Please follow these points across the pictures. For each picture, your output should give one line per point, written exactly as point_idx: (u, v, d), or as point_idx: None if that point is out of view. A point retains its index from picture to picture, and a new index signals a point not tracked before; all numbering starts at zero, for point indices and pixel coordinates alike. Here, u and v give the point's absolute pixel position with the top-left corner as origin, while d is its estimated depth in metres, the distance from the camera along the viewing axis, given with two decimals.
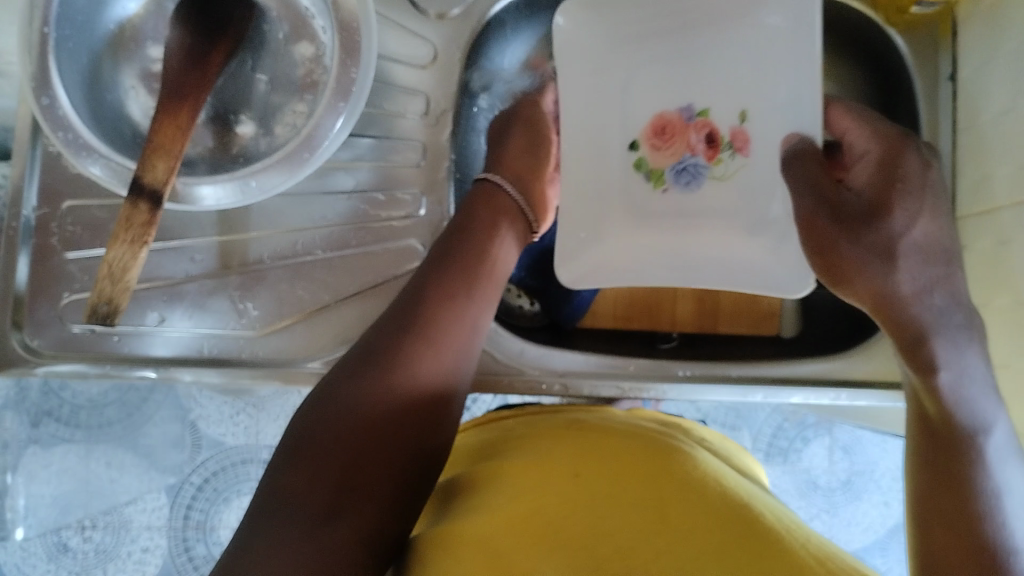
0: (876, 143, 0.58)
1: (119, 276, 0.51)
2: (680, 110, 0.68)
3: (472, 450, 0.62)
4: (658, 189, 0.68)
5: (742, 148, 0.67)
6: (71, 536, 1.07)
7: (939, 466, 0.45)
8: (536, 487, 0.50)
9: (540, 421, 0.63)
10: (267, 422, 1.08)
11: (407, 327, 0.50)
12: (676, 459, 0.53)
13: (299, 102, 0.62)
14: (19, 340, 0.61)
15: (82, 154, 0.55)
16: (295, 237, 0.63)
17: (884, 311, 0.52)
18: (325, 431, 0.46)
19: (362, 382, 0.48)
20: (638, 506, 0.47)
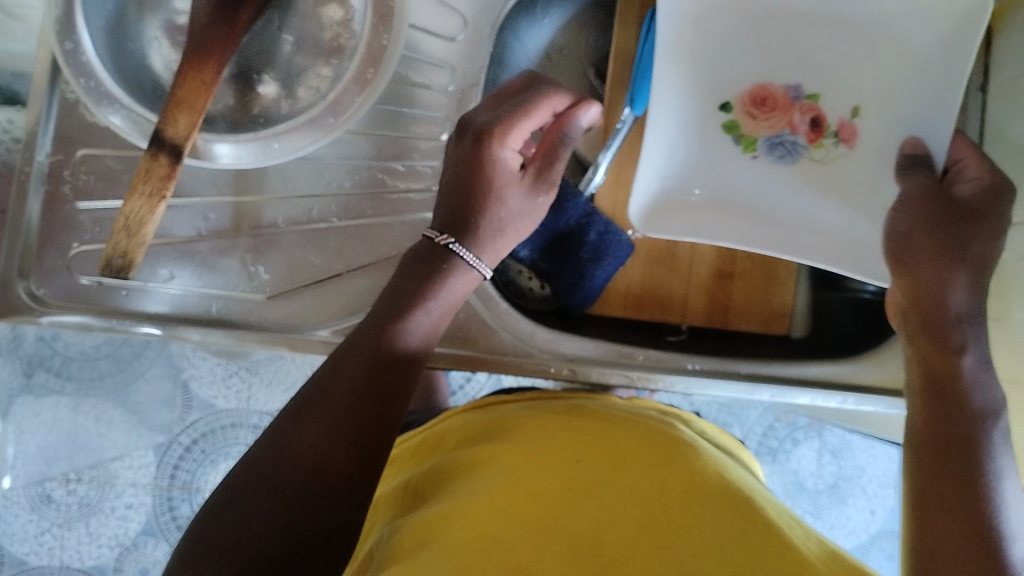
0: (987, 174, 0.53)
1: (135, 230, 0.51)
2: (786, 87, 0.64)
3: (466, 430, 0.61)
4: (748, 154, 0.64)
5: (847, 141, 0.63)
6: (56, 488, 1.06)
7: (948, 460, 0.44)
8: (537, 472, 0.50)
9: (540, 404, 0.62)
10: (259, 387, 1.08)
11: (334, 401, 0.46)
12: (680, 450, 0.53)
13: (324, 66, 0.61)
14: (25, 288, 0.60)
15: (103, 103, 0.54)
16: (311, 203, 0.62)
17: (924, 312, 0.49)
18: (244, 513, 0.42)
19: (284, 457, 0.44)
20: (643, 495, 0.47)
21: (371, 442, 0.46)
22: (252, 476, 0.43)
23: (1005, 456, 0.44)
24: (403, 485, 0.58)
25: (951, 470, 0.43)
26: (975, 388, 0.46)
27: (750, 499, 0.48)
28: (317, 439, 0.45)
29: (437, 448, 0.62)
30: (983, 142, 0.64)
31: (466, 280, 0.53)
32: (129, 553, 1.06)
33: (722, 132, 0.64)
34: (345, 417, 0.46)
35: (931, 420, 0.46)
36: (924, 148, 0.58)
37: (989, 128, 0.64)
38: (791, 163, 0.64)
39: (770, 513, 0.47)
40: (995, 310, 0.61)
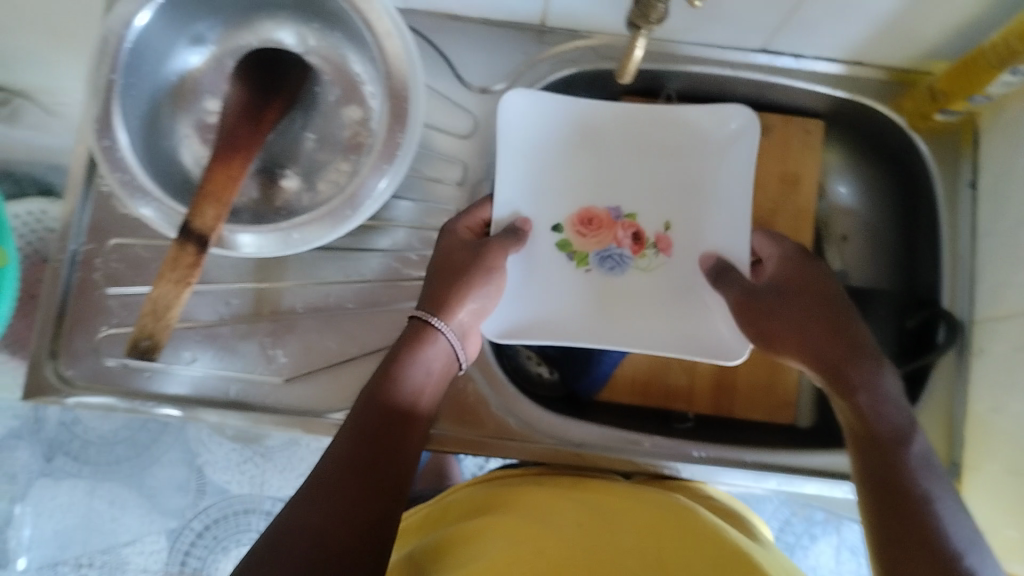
0: (778, 250, 0.62)
1: (162, 315, 0.53)
2: (609, 209, 0.68)
3: (471, 501, 0.63)
4: (581, 269, 0.67)
5: (664, 249, 0.67)
6: (68, 572, 1.06)
7: (896, 512, 0.47)
8: (539, 536, 0.52)
9: (541, 480, 0.63)
10: (273, 472, 1.09)
11: (339, 477, 0.50)
12: (678, 517, 0.55)
13: (343, 161, 0.65)
14: (53, 369, 0.63)
15: (136, 195, 0.58)
16: (328, 289, 0.65)
17: (825, 370, 0.54)
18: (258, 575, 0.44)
19: (297, 525, 0.47)
20: (638, 564, 0.49)
21: (370, 511, 0.49)
22: (264, 561, 0.45)
23: (931, 483, 0.49)
24: (404, 558, 0.59)
25: (887, 514, 0.47)
26: (876, 419, 0.52)
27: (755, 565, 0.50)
28: (323, 519, 0.47)
29: (441, 523, 0.62)
30: (976, 237, 0.67)
31: (438, 348, 0.58)
32: None
33: (556, 251, 0.67)
34: (344, 492, 0.49)
35: (868, 470, 0.50)
36: (716, 258, 0.64)
37: (981, 224, 0.66)
38: (620, 274, 0.67)
39: None
40: (993, 400, 0.63)
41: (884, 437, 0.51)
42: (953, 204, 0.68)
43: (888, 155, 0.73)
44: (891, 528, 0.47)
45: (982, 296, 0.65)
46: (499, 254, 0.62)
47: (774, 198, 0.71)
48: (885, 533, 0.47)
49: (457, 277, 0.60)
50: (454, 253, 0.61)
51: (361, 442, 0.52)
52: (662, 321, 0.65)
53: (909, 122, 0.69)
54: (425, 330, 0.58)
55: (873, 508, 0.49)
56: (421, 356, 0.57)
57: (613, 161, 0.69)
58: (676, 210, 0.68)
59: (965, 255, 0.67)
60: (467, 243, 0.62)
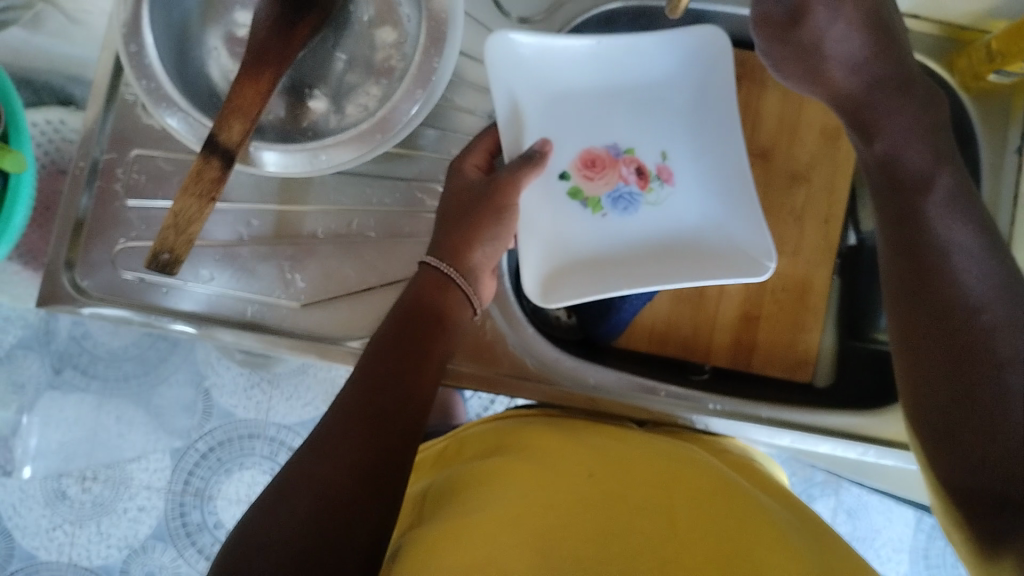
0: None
1: (182, 228, 0.51)
2: (607, 146, 0.68)
3: (482, 441, 0.63)
4: (597, 215, 0.66)
5: (669, 180, 0.67)
6: (72, 485, 1.07)
7: (943, 366, 0.42)
8: (552, 487, 0.53)
9: (563, 420, 0.64)
10: (280, 400, 1.09)
11: (353, 416, 0.48)
12: (689, 475, 0.54)
13: (373, 85, 0.63)
14: (69, 279, 0.62)
15: (161, 104, 0.56)
16: (350, 217, 0.64)
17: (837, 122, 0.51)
18: (276, 524, 0.43)
19: (312, 470, 0.45)
20: (649, 511, 0.50)
21: (386, 451, 0.47)
22: (273, 511, 0.43)
23: (951, 233, 0.46)
24: (417, 494, 0.59)
25: (923, 311, 0.45)
26: (897, 168, 0.49)
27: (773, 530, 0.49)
28: (337, 466, 0.45)
29: (453, 458, 0.63)
30: (1016, 205, 0.65)
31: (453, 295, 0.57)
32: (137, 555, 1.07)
33: (569, 200, 0.67)
34: (359, 433, 0.47)
35: (914, 312, 0.45)
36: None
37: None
38: (635, 213, 0.67)
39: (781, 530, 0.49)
40: None
41: (927, 266, 0.45)
42: (997, 170, 0.66)
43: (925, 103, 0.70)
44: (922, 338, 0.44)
45: (1017, 268, 0.64)
46: (510, 189, 0.60)
47: (812, 153, 0.69)
48: (917, 340, 0.44)
49: (468, 218, 0.59)
50: (462, 194, 0.60)
51: (375, 383, 0.50)
52: (686, 261, 0.65)
53: (960, 82, 0.67)
54: (438, 279, 0.57)
55: (910, 366, 0.45)
56: (432, 303, 0.56)
57: (636, 106, 0.68)
58: (685, 150, 0.67)
59: (1004, 224, 0.65)
60: (474, 185, 0.60)
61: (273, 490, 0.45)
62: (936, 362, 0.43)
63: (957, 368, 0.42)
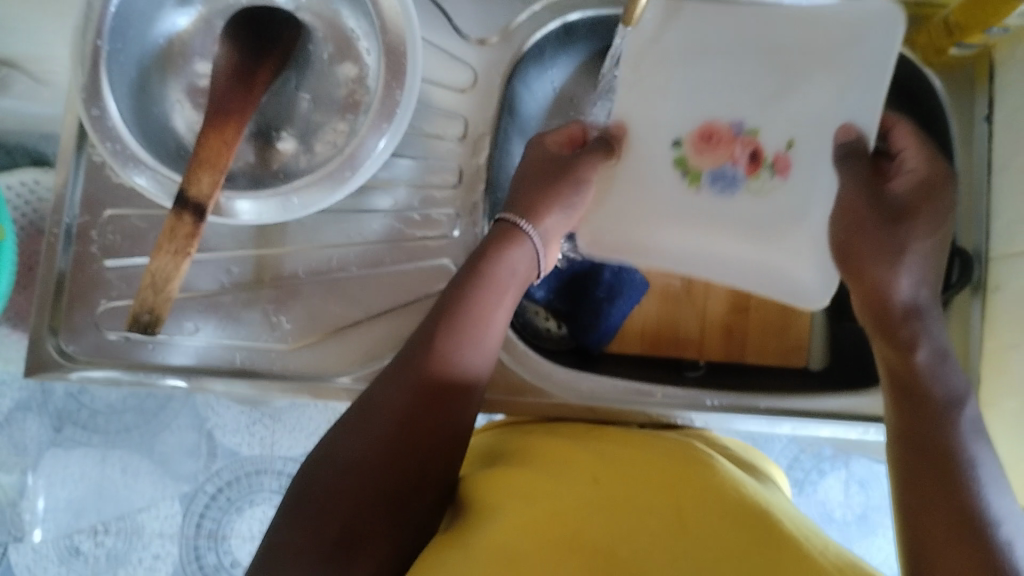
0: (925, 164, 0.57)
1: (161, 286, 0.51)
2: (730, 121, 0.63)
3: (485, 451, 0.63)
4: (691, 188, 0.63)
5: (783, 171, 0.63)
6: (83, 540, 1.07)
7: (937, 465, 0.47)
8: (563, 490, 0.52)
9: (570, 425, 0.64)
10: (282, 433, 1.09)
11: (433, 352, 0.51)
12: (692, 471, 0.54)
13: (340, 121, 0.63)
14: (55, 345, 0.61)
15: (129, 164, 0.56)
16: (330, 253, 0.63)
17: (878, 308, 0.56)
18: (350, 448, 0.48)
19: (389, 396, 0.50)
20: (657, 511, 0.50)
21: (439, 426, 0.50)
22: (356, 431, 0.48)
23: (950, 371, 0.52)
24: None
25: (919, 420, 0.50)
26: (934, 378, 0.51)
27: (769, 515, 0.49)
28: (404, 404, 0.49)
29: (454, 474, 0.63)
30: (990, 173, 0.65)
31: (521, 256, 0.57)
32: None
33: (671, 167, 0.63)
34: (426, 388, 0.50)
35: (908, 445, 0.49)
36: (857, 134, 0.59)
37: (997, 158, 0.65)
38: (730, 195, 0.63)
39: (788, 525, 0.48)
40: (1012, 338, 0.62)
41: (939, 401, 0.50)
42: (967, 139, 0.66)
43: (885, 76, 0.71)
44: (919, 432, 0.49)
45: (997, 235, 0.64)
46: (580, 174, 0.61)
47: None
48: (919, 449, 0.48)
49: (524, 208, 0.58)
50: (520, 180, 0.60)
51: (452, 329, 0.52)
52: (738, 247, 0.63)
53: (922, 56, 0.67)
54: (514, 235, 0.57)
55: (902, 464, 0.49)
56: (506, 262, 0.56)
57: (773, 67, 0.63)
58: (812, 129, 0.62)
59: (981, 195, 0.66)
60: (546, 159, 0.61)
61: (357, 408, 0.50)
62: (929, 441, 0.48)
63: (944, 467, 0.46)
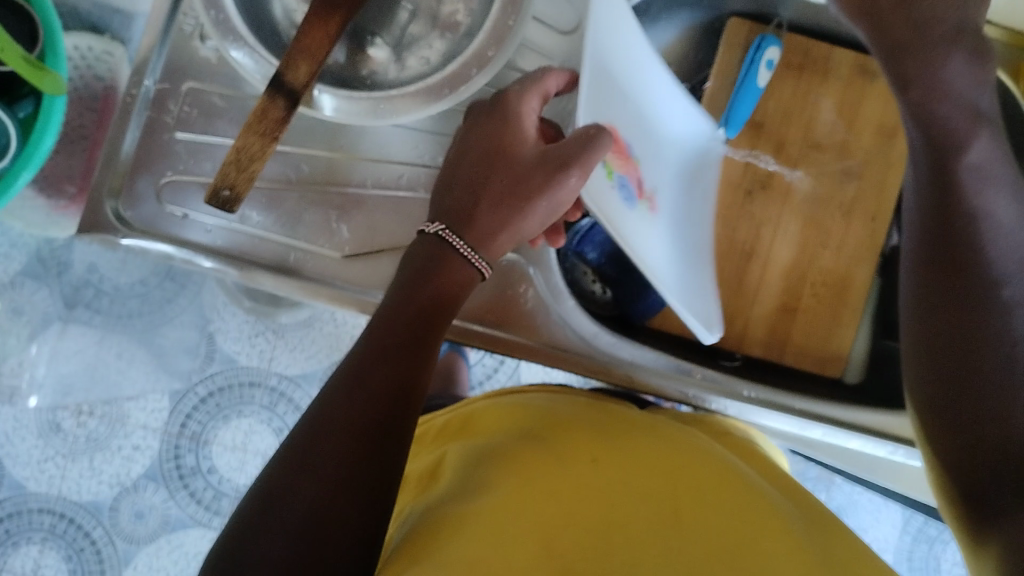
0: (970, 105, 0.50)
1: (244, 166, 0.50)
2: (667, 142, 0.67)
3: (494, 416, 0.62)
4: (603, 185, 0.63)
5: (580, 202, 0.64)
6: (66, 418, 1.06)
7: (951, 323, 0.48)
8: (552, 473, 0.51)
9: (580, 403, 0.63)
10: (283, 351, 1.08)
11: (387, 343, 0.47)
12: (687, 466, 0.52)
13: (436, 39, 0.62)
14: (113, 207, 0.60)
15: (228, 37, 0.55)
16: (401, 170, 0.62)
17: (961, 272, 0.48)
18: (319, 436, 0.43)
19: (347, 388, 0.45)
20: (649, 504, 0.48)
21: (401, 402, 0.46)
22: (320, 422, 0.43)
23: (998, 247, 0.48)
24: (428, 468, 0.59)
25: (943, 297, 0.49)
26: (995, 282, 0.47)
27: (778, 519, 0.48)
28: (366, 390, 0.45)
29: (478, 425, 0.62)
30: None
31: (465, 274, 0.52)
32: (127, 493, 1.05)
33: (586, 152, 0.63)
34: (378, 362, 0.46)
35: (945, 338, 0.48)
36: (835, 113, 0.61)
37: None
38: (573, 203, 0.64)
39: (786, 527, 0.47)
40: None
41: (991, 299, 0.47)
42: None
43: None
44: (937, 380, 0.48)
45: None
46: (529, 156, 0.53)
47: (867, 150, 0.70)
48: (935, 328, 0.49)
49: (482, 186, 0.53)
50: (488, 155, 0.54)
51: (401, 310, 0.49)
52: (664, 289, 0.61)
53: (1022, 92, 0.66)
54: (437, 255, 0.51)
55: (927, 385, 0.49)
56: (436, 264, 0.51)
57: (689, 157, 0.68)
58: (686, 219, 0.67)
59: None
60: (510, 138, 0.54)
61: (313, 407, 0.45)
62: (948, 332, 0.48)
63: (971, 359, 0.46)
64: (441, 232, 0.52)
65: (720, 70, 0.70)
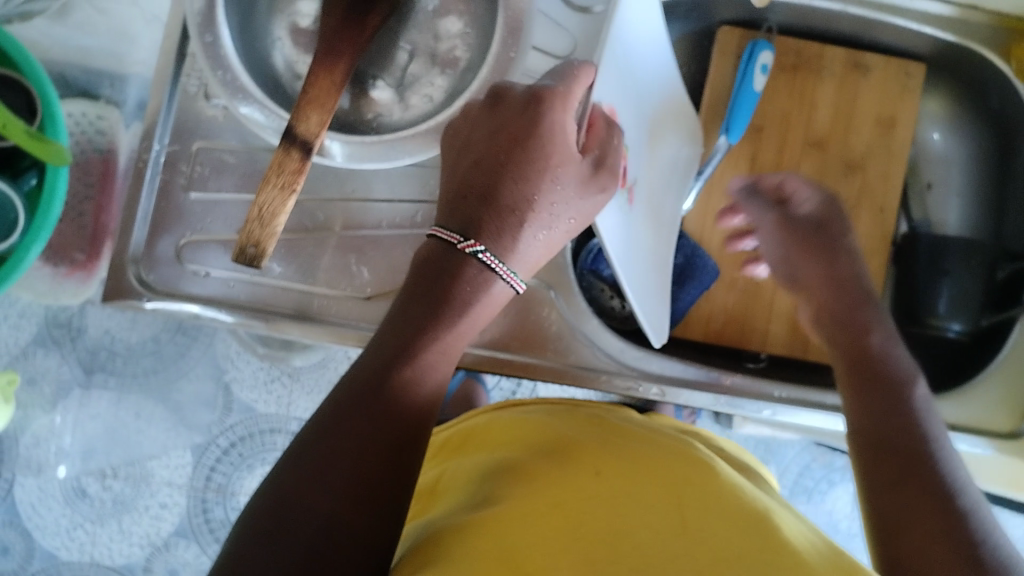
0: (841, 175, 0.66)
1: (267, 221, 0.51)
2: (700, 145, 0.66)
3: (498, 433, 0.60)
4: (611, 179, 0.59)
5: None
6: (91, 483, 1.06)
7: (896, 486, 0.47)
8: (554, 490, 0.47)
9: (574, 414, 0.61)
10: (301, 394, 1.06)
11: (378, 366, 0.43)
12: (692, 475, 0.49)
13: (438, 76, 0.62)
14: (135, 272, 0.61)
15: (236, 95, 0.56)
16: (416, 208, 0.63)
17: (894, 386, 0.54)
18: (302, 468, 0.40)
19: (333, 414, 0.42)
20: (653, 509, 0.45)
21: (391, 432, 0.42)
22: (304, 452, 0.40)
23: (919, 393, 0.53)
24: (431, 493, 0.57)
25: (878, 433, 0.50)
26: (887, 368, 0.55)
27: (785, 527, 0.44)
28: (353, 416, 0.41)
29: (488, 442, 0.60)
30: None
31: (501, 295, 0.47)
32: (160, 552, 1.05)
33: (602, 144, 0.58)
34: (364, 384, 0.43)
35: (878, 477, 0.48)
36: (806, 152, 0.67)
37: None
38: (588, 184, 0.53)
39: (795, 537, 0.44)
40: None
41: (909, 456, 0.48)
42: None
43: (978, 89, 0.71)
44: (896, 508, 0.45)
45: None
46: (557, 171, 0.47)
47: (869, 144, 0.71)
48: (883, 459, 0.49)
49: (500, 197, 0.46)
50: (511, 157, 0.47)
51: (395, 329, 0.44)
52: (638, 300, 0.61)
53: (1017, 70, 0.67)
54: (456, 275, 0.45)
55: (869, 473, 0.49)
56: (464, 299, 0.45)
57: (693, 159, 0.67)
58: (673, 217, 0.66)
59: None
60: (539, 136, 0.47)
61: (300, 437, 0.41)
62: (892, 476, 0.47)
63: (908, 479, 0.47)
64: (482, 255, 0.45)
65: (716, 78, 0.71)
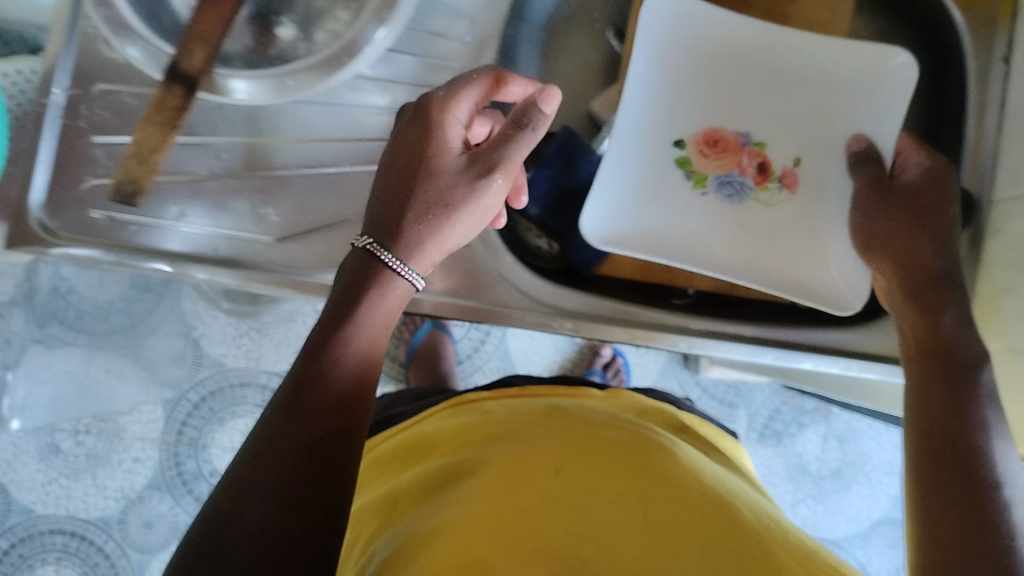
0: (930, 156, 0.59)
1: (147, 158, 0.55)
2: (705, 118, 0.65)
3: (436, 436, 0.56)
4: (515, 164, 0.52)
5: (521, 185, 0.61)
6: (64, 438, 1.02)
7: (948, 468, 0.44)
8: (505, 491, 0.44)
9: (525, 402, 0.58)
10: (268, 347, 1.06)
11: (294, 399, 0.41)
12: (641, 456, 0.47)
13: (342, 10, 0.61)
14: (38, 219, 0.59)
15: (121, 33, 0.54)
16: (323, 148, 0.63)
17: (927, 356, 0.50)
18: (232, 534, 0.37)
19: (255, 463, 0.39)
20: (617, 504, 0.42)
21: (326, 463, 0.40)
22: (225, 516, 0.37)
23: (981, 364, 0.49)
24: (370, 503, 0.53)
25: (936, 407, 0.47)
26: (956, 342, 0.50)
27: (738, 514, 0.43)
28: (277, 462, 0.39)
29: (428, 442, 0.56)
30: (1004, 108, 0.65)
31: (399, 292, 0.46)
32: (134, 505, 1.01)
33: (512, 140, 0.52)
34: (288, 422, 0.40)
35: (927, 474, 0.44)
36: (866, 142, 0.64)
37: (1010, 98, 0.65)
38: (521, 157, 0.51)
39: (745, 514, 0.43)
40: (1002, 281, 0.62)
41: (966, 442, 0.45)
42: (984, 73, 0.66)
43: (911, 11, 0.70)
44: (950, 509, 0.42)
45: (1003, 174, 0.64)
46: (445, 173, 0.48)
47: None
48: (935, 451, 0.45)
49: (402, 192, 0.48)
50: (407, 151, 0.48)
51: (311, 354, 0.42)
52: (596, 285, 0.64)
53: None
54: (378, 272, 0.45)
55: (923, 494, 0.44)
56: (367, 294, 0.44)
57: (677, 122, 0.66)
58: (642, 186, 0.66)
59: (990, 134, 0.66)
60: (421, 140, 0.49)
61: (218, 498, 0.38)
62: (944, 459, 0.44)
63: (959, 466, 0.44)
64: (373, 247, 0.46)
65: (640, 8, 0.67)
